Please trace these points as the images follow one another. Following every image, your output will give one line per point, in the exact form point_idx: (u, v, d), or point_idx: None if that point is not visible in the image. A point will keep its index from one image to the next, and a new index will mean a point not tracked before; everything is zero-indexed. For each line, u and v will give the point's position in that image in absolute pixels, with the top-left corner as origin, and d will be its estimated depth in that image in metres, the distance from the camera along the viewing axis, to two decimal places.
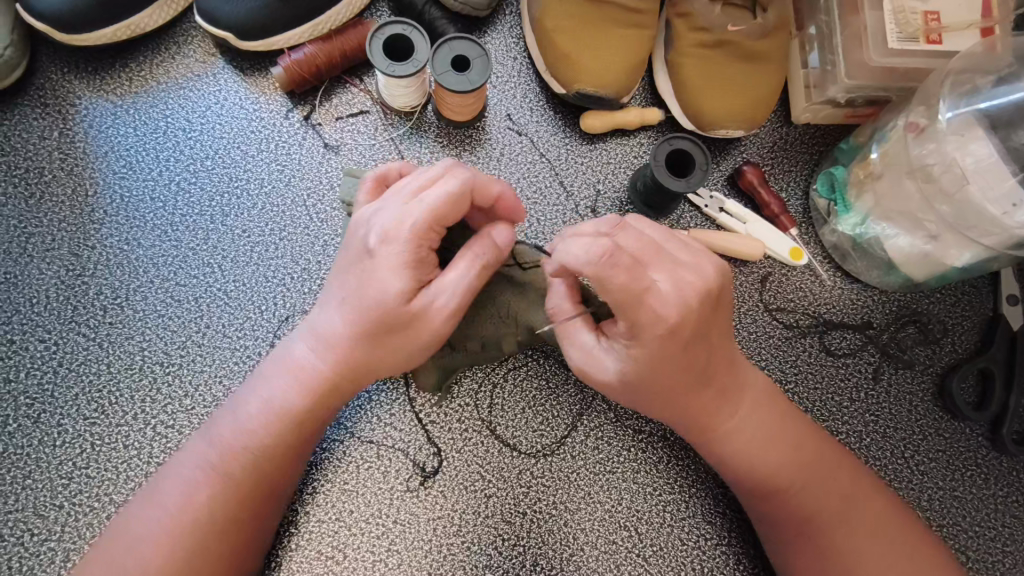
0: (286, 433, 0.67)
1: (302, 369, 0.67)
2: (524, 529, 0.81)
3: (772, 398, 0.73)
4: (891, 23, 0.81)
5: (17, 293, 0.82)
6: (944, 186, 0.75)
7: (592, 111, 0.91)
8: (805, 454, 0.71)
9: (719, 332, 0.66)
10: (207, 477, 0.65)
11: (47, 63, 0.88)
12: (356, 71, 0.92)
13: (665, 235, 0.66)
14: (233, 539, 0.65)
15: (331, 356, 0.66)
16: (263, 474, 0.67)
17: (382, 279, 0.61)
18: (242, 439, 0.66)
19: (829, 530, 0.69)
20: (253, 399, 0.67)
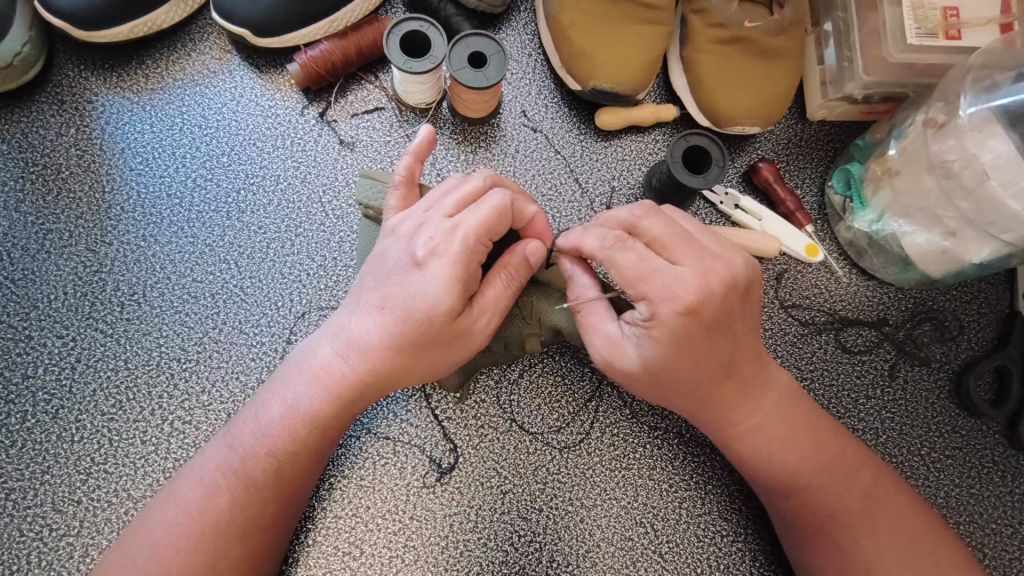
0: (313, 437, 0.67)
1: (330, 375, 0.66)
2: (540, 525, 0.81)
3: (796, 395, 0.72)
4: (909, 19, 0.81)
5: (35, 289, 0.82)
6: (964, 182, 0.75)
7: (607, 108, 0.91)
8: (825, 452, 0.71)
9: (742, 323, 0.66)
10: (230, 479, 0.65)
11: (63, 59, 0.88)
12: (371, 67, 0.92)
13: (695, 225, 0.67)
14: (255, 541, 0.65)
15: (362, 364, 0.65)
16: (287, 476, 0.67)
17: (427, 295, 0.62)
18: (266, 441, 0.66)
19: (851, 527, 0.69)
20: (276, 401, 0.67)
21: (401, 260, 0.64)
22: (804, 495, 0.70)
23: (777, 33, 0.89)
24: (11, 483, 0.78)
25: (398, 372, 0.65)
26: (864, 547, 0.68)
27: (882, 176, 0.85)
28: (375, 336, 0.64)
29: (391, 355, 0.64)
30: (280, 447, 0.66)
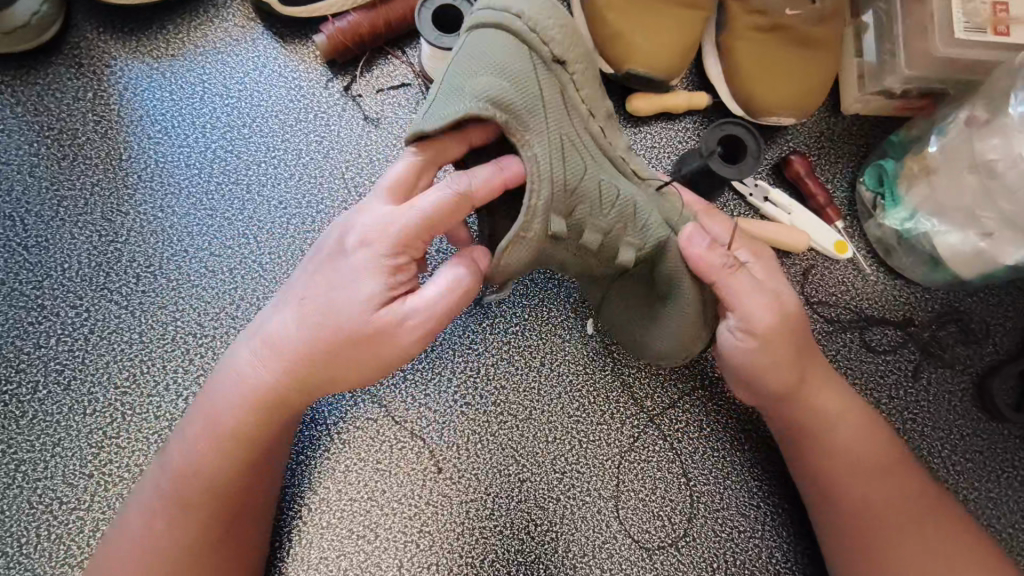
0: (269, 408, 0.68)
1: (258, 390, 0.67)
2: (557, 515, 0.80)
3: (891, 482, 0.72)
4: (959, 12, 0.78)
5: (48, 257, 0.80)
6: (1008, 182, 0.74)
7: (638, 93, 0.89)
8: (892, 474, 0.72)
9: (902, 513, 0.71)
10: (169, 494, 0.66)
11: (81, 20, 0.85)
12: (399, 42, 0.89)
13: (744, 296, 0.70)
14: (240, 535, 0.69)
15: (277, 362, 0.66)
16: (235, 473, 0.67)
17: (341, 355, 0.65)
18: (249, 397, 0.67)
19: (892, 536, 0.69)
20: (243, 385, 0.67)
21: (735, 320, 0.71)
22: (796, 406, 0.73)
23: (817, 22, 0.87)
24: (21, 454, 0.76)
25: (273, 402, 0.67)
26: (896, 543, 0.69)
27: (919, 174, 0.83)
28: (328, 370, 0.66)
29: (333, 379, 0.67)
30: (223, 437, 0.67)
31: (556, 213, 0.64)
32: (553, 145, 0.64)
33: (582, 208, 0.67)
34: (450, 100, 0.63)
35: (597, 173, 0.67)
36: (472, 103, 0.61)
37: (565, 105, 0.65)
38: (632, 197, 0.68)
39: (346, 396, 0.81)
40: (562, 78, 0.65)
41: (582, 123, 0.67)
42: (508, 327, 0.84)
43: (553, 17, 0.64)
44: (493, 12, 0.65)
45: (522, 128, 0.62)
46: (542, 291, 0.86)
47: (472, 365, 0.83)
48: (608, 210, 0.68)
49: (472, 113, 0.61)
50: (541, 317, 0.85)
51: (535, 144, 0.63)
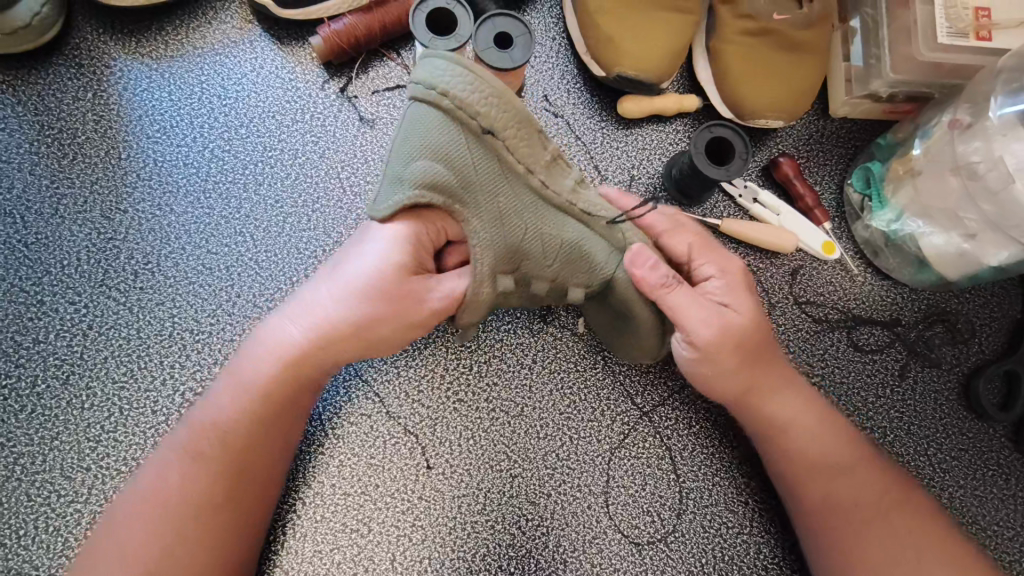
0: (302, 378, 0.71)
1: (299, 356, 0.70)
2: (548, 510, 0.81)
3: (872, 485, 0.73)
4: (942, 18, 0.80)
5: (48, 254, 0.82)
6: (989, 184, 0.74)
7: (629, 96, 0.90)
8: (866, 472, 0.74)
9: (883, 516, 0.71)
10: (193, 456, 0.67)
11: (83, 22, 0.87)
12: (395, 44, 0.90)
13: (690, 308, 0.71)
14: (247, 511, 0.69)
15: (310, 325, 0.71)
16: (260, 440, 0.70)
17: (376, 324, 0.70)
18: (289, 364, 0.70)
19: (865, 529, 0.71)
20: (270, 355, 0.71)
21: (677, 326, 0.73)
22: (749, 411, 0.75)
23: (806, 27, 0.88)
24: (20, 448, 0.77)
25: (294, 368, 0.71)
26: (871, 544, 0.70)
27: (904, 176, 0.85)
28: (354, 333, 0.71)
29: (357, 342, 0.71)
30: (258, 399, 0.70)
31: (500, 274, 0.72)
32: (491, 216, 0.69)
33: (527, 263, 0.73)
34: (393, 188, 0.68)
35: (539, 228, 0.71)
36: (411, 191, 0.67)
37: (501, 169, 0.69)
38: (575, 245, 0.72)
39: (341, 393, 0.82)
40: (494, 145, 0.67)
41: (520, 182, 0.69)
42: (500, 325, 0.85)
43: (476, 89, 0.65)
44: (423, 87, 0.66)
45: (462, 205, 0.69)
46: None
47: (465, 362, 0.84)
48: (551, 258, 0.72)
49: (412, 200, 0.67)
50: (532, 315, 0.86)
51: (474, 219, 0.69)
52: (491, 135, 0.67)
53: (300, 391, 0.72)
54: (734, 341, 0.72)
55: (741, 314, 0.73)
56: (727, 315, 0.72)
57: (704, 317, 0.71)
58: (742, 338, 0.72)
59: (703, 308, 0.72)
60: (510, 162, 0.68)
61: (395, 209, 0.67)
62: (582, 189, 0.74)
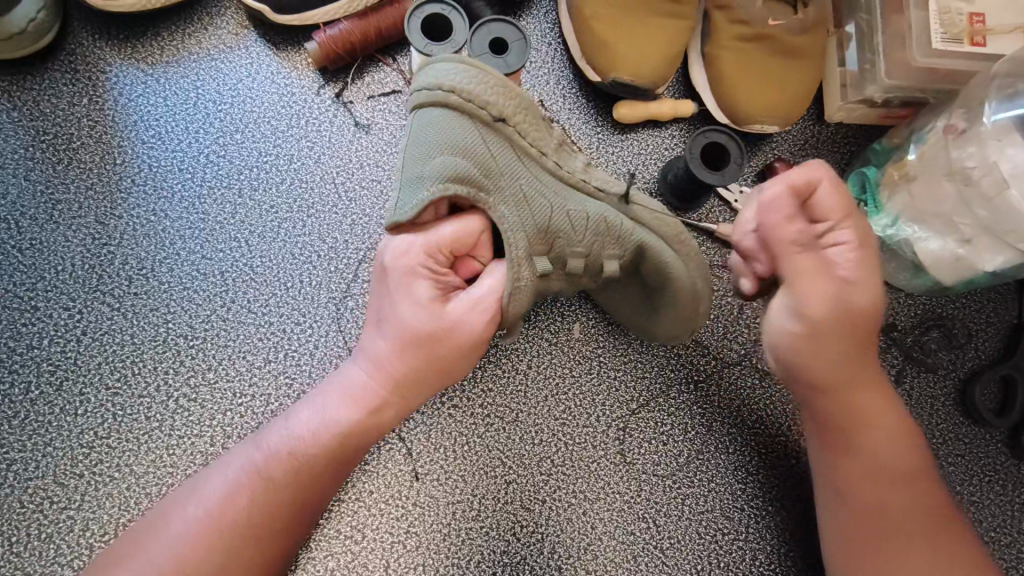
0: (372, 427, 0.70)
1: (373, 402, 0.69)
2: (543, 517, 0.81)
3: (922, 506, 0.68)
4: (936, 23, 0.80)
5: (42, 260, 0.81)
6: (983, 189, 0.75)
7: (624, 101, 0.91)
8: (919, 492, 0.68)
9: (916, 538, 0.67)
10: (265, 481, 0.67)
11: (78, 27, 0.87)
12: (390, 49, 0.90)
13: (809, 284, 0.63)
14: (285, 541, 0.68)
15: (380, 372, 0.69)
16: (326, 479, 0.70)
17: (425, 363, 0.68)
18: (364, 409, 0.69)
19: (907, 539, 0.67)
20: (343, 395, 0.69)
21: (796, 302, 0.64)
22: (838, 399, 0.68)
23: (801, 32, 0.89)
24: (12, 454, 0.77)
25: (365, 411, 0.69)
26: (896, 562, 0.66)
27: (899, 181, 0.84)
28: (409, 375, 0.69)
29: (414, 387, 0.70)
30: (333, 441, 0.69)
31: (537, 255, 0.71)
32: (518, 201, 0.71)
33: (560, 240, 0.73)
34: (415, 189, 0.69)
35: (564, 205, 0.72)
36: (433, 188, 0.68)
37: (515, 153, 0.71)
38: (599, 219, 0.73)
39: None
40: (506, 132, 0.70)
41: (535, 165, 0.72)
42: None
43: (481, 81, 0.68)
44: (428, 88, 0.69)
45: (486, 190, 0.70)
46: None
47: None
48: (579, 232, 0.73)
49: (436, 197, 0.68)
50: (527, 320, 0.86)
51: (500, 203, 0.70)
52: (501, 122, 0.70)
53: (369, 434, 0.70)
54: (848, 320, 0.64)
55: (867, 295, 0.64)
56: (848, 291, 0.63)
57: (821, 288, 0.63)
58: (857, 320, 0.64)
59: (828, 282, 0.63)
60: (523, 147, 0.71)
61: (419, 209, 0.68)
62: (592, 169, 0.77)
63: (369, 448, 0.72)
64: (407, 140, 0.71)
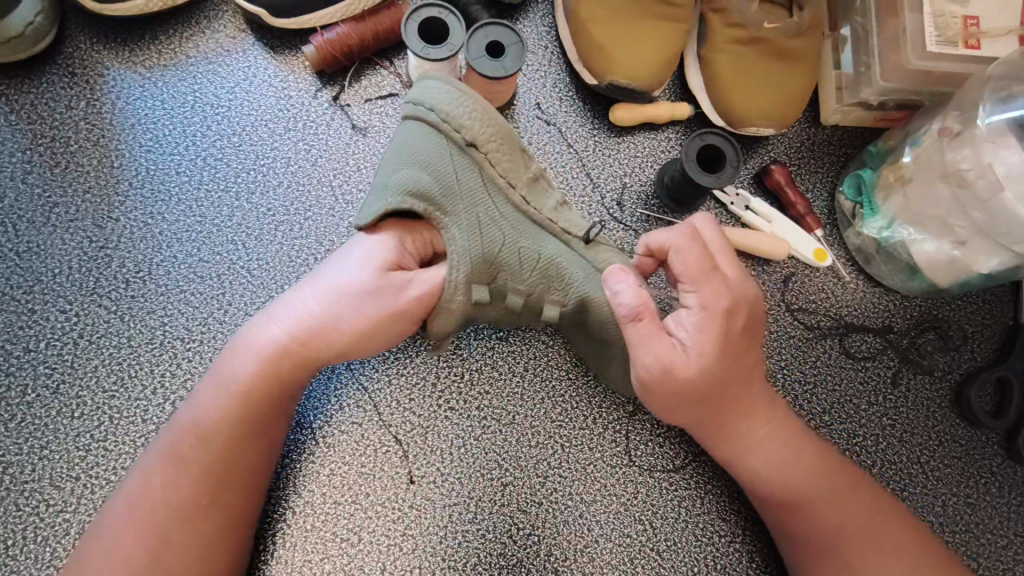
0: (292, 385, 0.71)
1: (276, 355, 0.69)
2: (539, 519, 0.81)
3: (855, 502, 0.73)
4: (930, 27, 0.80)
5: (39, 263, 0.82)
6: (978, 192, 0.74)
7: (621, 104, 0.91)
8: (847, 493, 0.73)
9: (858, 538, 0.71)
10: (177, 459, 0.67)
11: (76, 31, 0.87)
12: (387, 53, 0.91)
13: (671, 348, 0.67)
14: (231, 523, 0.68)
15: (294, 328, 0.69)
16: (244, 445, 0.69)
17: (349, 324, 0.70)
18: (266, 362, 0.69)
19: (859, 549, 0.71)
20: (252, 361, 0.69)
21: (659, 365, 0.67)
22: (741, 433, 0.72)
23: (796, 35, 0.89)
24: (8, 457, 0.77)
25: (286, 377, 0.70)
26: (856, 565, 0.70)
27: (894, 183, 0.85)
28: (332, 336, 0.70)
29: (336, 340, 0.70)
30: (241, 401, 0.68)
31: (476, 283, 0.71)
32: (471, 226, 0.71)
33: (504, 274, 0.73)
34: (379, 196, 0.71)
35: (518, 242, 0.73)
36: (390, 198, 0.70)
37: (482, 180, 0.72)
38: (551, 260, 0.73)
39: (332, 401, 0.82)
40: (477, 158, 0.72)
41: (502, 195, 0.73)
42: (492, 332, 0.86)
43: (463, 105, 0.71)
44: (413, 104, 0.73)
45: (440, 211, 0.71)
46: None
47: (456, 371, 0.84)
48: (527, 268, 0.73)
49: (392, 205, 0.69)
50: (523, 324, 0.86)
51: (452, 224, 0.71)
52: (473, 147, 0.72)
53: (292, 395, 0.72)
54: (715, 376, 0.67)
55: (706, 355, 0.66)
56: (702, 353, 0.66)
57: (666, 354, 0.66)
58: (713, 378, 0.67)
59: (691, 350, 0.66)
60: (493, 173, 0.73)
61: (376, 216, 0.70)
62: (564, 210, 0.77)
63: (284, 404, 0.72)
64: (386, 154, 0.74)
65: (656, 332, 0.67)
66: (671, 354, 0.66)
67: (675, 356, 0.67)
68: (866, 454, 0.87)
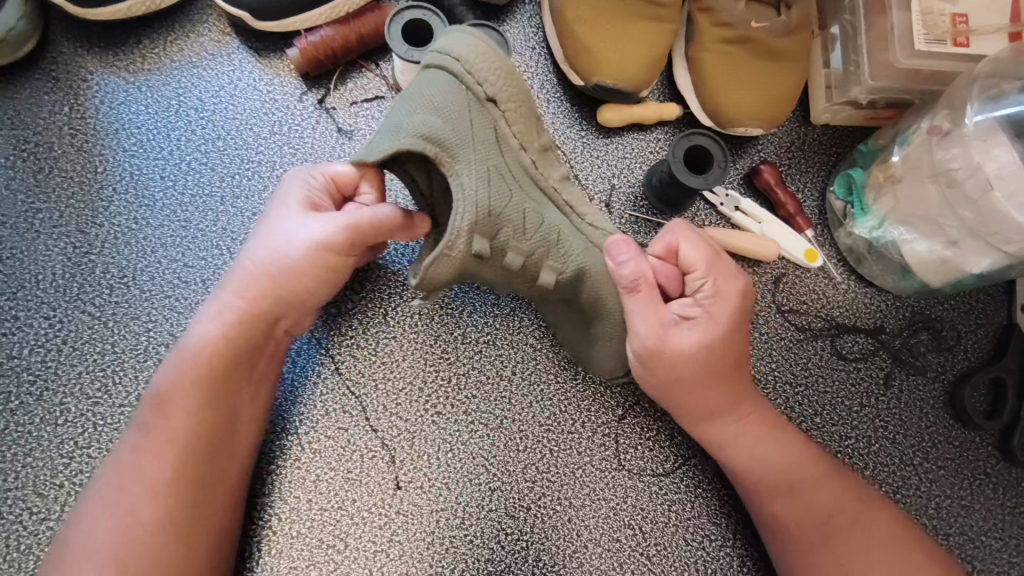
0: (249, 345, 0.72)
1: (235, 316, 0.71)
2: (528, 524, 0.80)
3: (842, 493, 0.74)
4: (919, 24, 0.79)
5: (23, 269, 0.81)
6: (967, 191, 0.74)
7: (609, 105, 0.90)
8: (834, 485, 0.74)
9: (848, 530, 0.72)
10: (146, 433, 0.67)
11: (59, 36, 0.87)
12: (373, 55, 0.90)
13: (668, 325, 0.71)
14: (214, 501, 0.68)
15: (249, 288, 0.71)
16: (214, 418, 0.69)
17: (298, 273, 0.71)
18: (225, 327, 0.71)
19: (847, 540, 0.72)
20: (209, 325, 0.71)
21: (656, 339, 0.71)
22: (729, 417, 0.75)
23: (785, 34, 0.88)
24: None
25: (242, 337, 0.71)
26: (844, 557, 0.71)
27: (884, 183, 0.84)
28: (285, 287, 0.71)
29: (288, 292, 0.72)
30: (203, 366, 0.69)
31: (477, 234, 0.67)
32: (479, 175, 0.67)
33: (507, 231, 0.69)
34: (387, 137, 0.66)
35: (522, 202, 0.70)
36: (405, 139, 0.64)
37: (496, 138, 0.69)
38: (552, 226, 0.72)
39: (316, 405, 0.81)
40: (493, 113, 0.68)
41: (511, 155, 0.70)
42: (479, 336, 0.85)
43: (488, 59, 0.67)
44: (438, 51, 0.67)
45: (451, 158, 0.66)
46: (513, 300, 0.86)
47: (443, 374, 0.83)
48: (529, 228, 0.70)
49: (401, 147, 0.64)
50: (511, 327, 0.85)
51: (461, 173, 0.66)
52: (491, 103, 0.67)
53: (259, 359, 0.73)
54: (715, 355, 0.72)
55: (715, 331, 0.71)
56: (709, 332, 0.71)
57: (659, 329, 0.71)
58: (709, 358, 0.72)
59: (696, 329, 0.71)
60: (506, 131, 0.69)
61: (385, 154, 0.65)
62: (568, 182, 0.76)
63: (250, 379, 0.73)
64: (395, 100, 0.69)
65: (656, 309, 0.71)
66: (668, 330, 0.71)
67: (675, 330, 0.71)
68: (858, 456, 0.86)
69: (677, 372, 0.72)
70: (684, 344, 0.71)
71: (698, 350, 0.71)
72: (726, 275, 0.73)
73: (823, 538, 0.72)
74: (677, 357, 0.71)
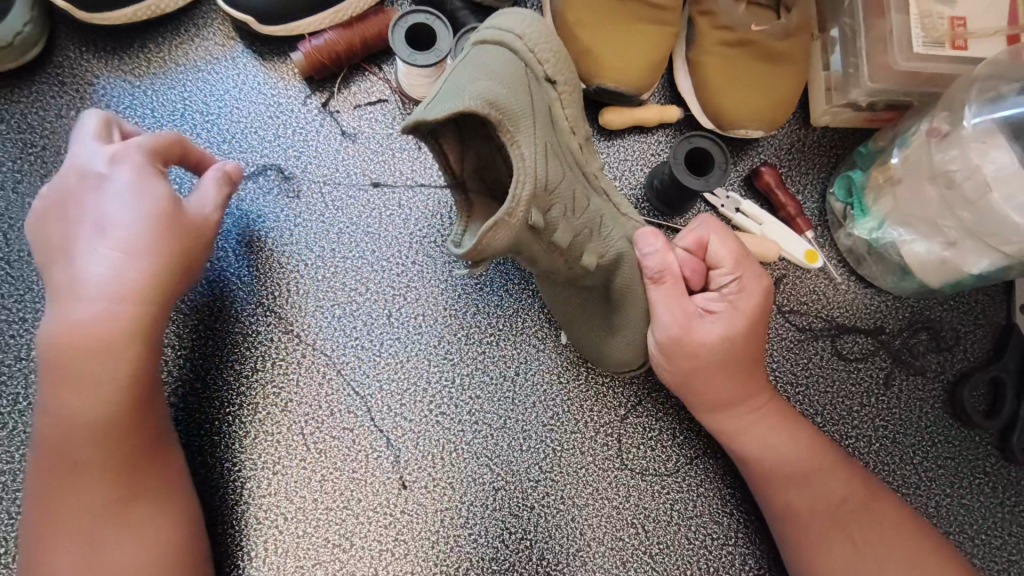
0: (132, 352, 0.66)
1: (111, 328, 0.65)
2: (532, 524, 0.81)
3: (850, 484, 0.75)
4: (917, 28, 0.80)
5: (31, 271, 0.82)
6: (966, 192, 0.74)
7: (610, 107, 0.91)
8: (842, 475, 0.75)
9: (860, 519, 0.73)
10: (64, 462, 0.65)
11: (65, 40, 0.87)
12: (376, 59, 0.91)
13: (692, 316, 0.73)
14: (167, 503, 0.69)
15: (118, 292, 0.66)
16: (125, 432, 0.66)
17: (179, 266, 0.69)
18: (110, 342, 0.65)
19: (860, 530, 0.73)
20: (84, 342, 0.65)
21: (680, 329, 0.73)
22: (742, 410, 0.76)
23: (784, 37, 0.89)
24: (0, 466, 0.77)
25: (123, 338, 0.66)
26: (859, 547, 0.72)
27: (884, 184, 0.85)
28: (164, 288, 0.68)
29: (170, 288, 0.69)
30: (93, 388, 0.64)
31: (534, 206, 0.62)
32: (539, 148, 0.63)
33: (557, 206, 0.65)
34: (446, 98, 0.61)
35: (573, 183, 0.68)
36: (469, 99, 0.59)
37: (551, 119, 0.68)
38: (597, 210, 0.71)
39: (321, 406, 0.82)
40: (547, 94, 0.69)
41: (562, 137, 0.70)
42: (482, 337, 0.85)
43: (546, 40, 0.69)
44: (494, 29, 0.68)
45: (514, 125, 0.61)
46: (517, 301, 0.87)
47: (447, 375, 0.84)
48: (580, 208, 0.68)
49: (462, 108, 0.58)
50: (513, 328, 0.86)
51: (523, 143, 0.61)
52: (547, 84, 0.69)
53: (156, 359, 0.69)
54: (733, 348, 0.73)
55: (737, 324, 0.73)
56: (732, 325, 0.73)
57: (683, 319, 0.73)
58: (730, 351, 0.73)
59: (720, 321, 0.73)
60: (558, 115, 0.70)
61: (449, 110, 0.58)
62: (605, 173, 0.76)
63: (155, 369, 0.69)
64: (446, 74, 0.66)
65: (681, 299, 0.73)
66: (692, 321, 0.73)
67: (698, 322, 0.73)
68: (858, 455, 0.86)
69: (700, 362, 0.73)
70: (707, 335, 0.73)
71: (720, 342, 0.73)
72: (749, 270, 0.74)
73: (835, 529, 0.73)
74: (698, 348, 0.73)
